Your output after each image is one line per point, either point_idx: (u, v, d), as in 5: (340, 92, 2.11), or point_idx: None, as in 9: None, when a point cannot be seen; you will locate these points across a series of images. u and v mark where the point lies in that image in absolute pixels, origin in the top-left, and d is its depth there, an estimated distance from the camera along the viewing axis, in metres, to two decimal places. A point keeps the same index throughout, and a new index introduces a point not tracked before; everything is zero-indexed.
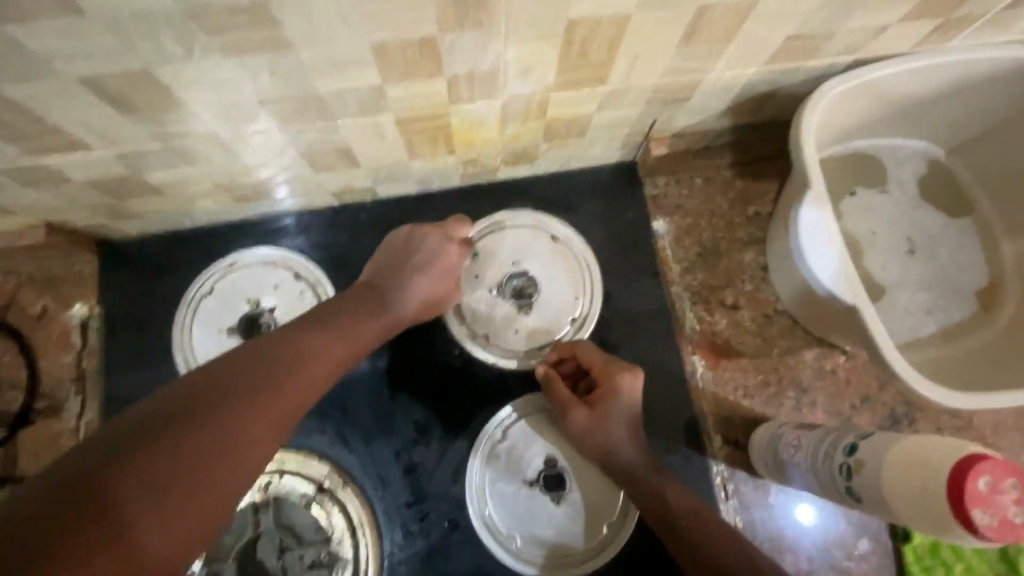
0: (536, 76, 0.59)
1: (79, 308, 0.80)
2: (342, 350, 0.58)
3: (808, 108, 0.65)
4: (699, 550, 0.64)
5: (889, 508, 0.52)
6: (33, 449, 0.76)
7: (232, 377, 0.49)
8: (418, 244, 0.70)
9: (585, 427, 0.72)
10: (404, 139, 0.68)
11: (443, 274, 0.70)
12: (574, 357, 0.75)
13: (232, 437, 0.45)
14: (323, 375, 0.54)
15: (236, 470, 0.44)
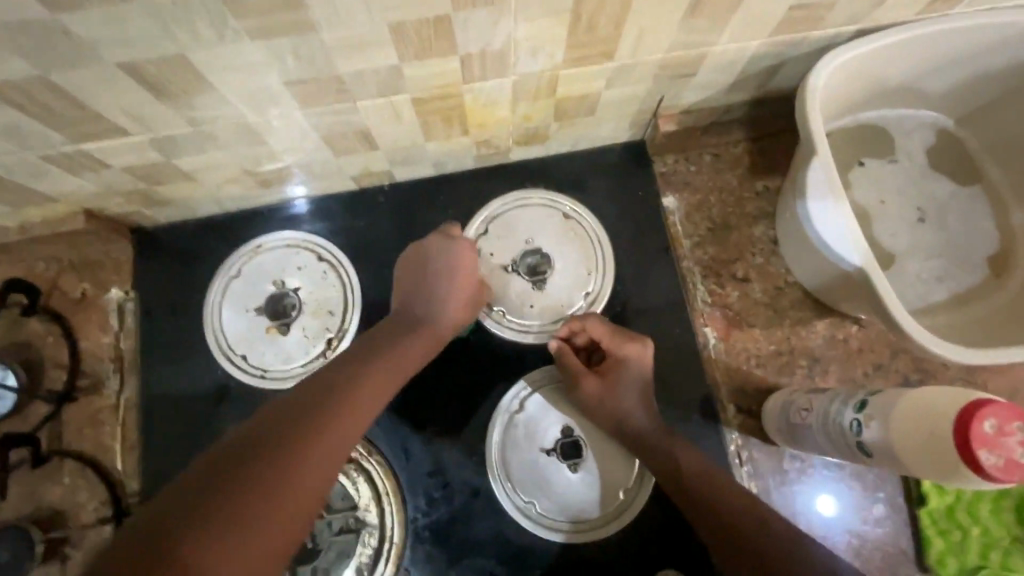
0: (546, 53, 0.62)
1: (116, 292, 0.84)
2: (387, 373, 0.60)
3: (813, 78, 0.67)
4: (717, 512, 0.66)
5: (899, 460, 0.53)
6: (76, 424, 0.80)
7: (293, 413, 0.51)
8: (442, 258, 0.72)
9: (597, 396, 0.74)
10: (420, 121, 0.71)
11: (464, 283, 0.72)
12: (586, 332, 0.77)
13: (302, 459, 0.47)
14: (370, 409, 0.56)
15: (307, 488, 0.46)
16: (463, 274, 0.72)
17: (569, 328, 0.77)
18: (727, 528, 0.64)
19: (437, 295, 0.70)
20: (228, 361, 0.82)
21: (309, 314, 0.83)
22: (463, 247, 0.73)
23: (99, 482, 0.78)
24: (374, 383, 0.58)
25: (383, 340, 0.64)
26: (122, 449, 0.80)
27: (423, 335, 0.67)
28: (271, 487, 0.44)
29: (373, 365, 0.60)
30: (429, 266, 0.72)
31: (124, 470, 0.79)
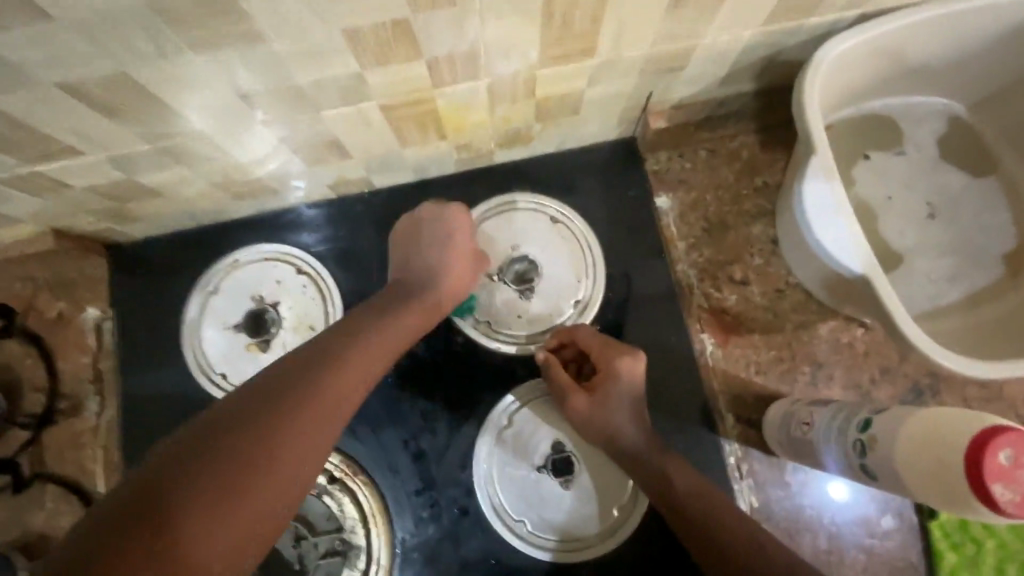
0: (520, 52, 0.57)
1: (93, 311, 0.82)
2: (373, 344, 0.57)
3: (811, 69, 0.62)
4: (714, 539, 0.62)
5: (903, 485, 0.50)
6: (58, 447, 0.79)
7: (274, 389, 0.50)
8: (440, 230, 0.72)
9: (586, 412, 0.71)
10: (392, 127, 0.67)
11: (461, 237, 0.72)
12: (574, 343, 0.74)
13: (274, 447, 0.46)
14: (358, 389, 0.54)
15: (281, 477, 0.46)
16: (459, 247, 0.71)
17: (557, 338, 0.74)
18: (725, 557, 0.60)
19: (438, 265, 0.69)
20: (208, 381, 0.79)
21: (289, 330, 0.80)
22: (460, 217, 0.73)
23: (82, 506, 0.77)
24: (354, 357, 0.55)
25: (370, 314, 0.61)
26: (104, 472, 0.78)
27: (418, 308, 0.64)
28: (242, 470, 0.44)
29: (358, 337, 0.57)
30: (431, 236, 0.72)
31: (107, 494, 0.77)
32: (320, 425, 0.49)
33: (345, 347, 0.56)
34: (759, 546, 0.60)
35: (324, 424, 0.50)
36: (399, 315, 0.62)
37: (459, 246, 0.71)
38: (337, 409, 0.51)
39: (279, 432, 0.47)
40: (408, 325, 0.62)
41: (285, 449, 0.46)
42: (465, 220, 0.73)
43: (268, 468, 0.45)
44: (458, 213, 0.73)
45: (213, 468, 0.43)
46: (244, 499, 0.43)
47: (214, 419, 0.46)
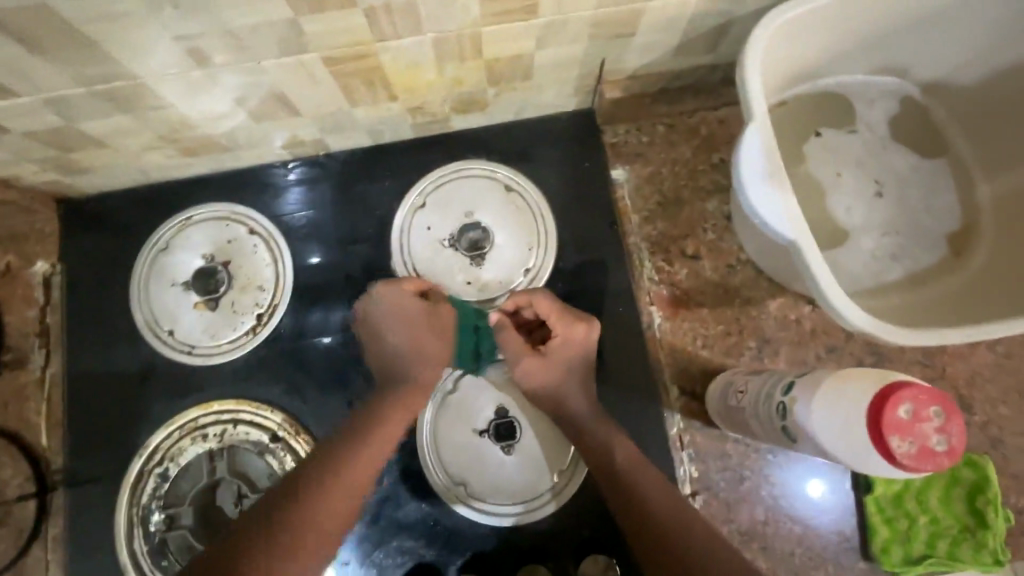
0: (459, 6, 0.57)
1: (42, 265, 0.82)
2: (388, 425, 0.65)
3: (759, 31, 0.61)
4: (645, 512, 0.62)
5: (817, 445, 0.50)
6: (0, 399, 0.78)
7: (309, 474, 0.60)
8: (394, 302, 0.68)
9: (538, 372, 0.69)
10: (338, 83, 0.66)
11: (416, 323, 0.68)
12: (531, 307, 0.71)
13: (306, 523, 0.57)
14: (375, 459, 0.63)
15: (314, 540, 0.56)
16: (416, 319, 0.68)
17: (513, 302, 0.70)
18: (654, 530, 0.61)
19: (403, 346, 0.67)
20: (153, 338, 0.79)
21: (239, 289, 0.80)
22: (403, 285, 0.69)
23: (23, 458, 0.77)
24: (380, 428, 0.64)
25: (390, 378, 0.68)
26: (47, 426, 0.78)
27: (405, 390, 0.66)
28: (282, 541, 0.55)
29: (384, 398, 0.66)
30: (388, 315, 0.68)
31: (48, 447, 0.77)
32: (345, 494, 0.59)
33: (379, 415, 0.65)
34: (688, 522, 0.61)
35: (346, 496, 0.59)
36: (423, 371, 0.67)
37: (428, 327, 0.68)
38: (367, 471, 0.62)
39: (309, 515, 0.57)
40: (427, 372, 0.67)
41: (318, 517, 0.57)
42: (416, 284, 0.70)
43: (300, 539, 0.56)
44: (408, 285, 0.69)
45: (263, 543, 0.54)
46: (288, 546, 0.55)
47: (272, 499, 0.59)
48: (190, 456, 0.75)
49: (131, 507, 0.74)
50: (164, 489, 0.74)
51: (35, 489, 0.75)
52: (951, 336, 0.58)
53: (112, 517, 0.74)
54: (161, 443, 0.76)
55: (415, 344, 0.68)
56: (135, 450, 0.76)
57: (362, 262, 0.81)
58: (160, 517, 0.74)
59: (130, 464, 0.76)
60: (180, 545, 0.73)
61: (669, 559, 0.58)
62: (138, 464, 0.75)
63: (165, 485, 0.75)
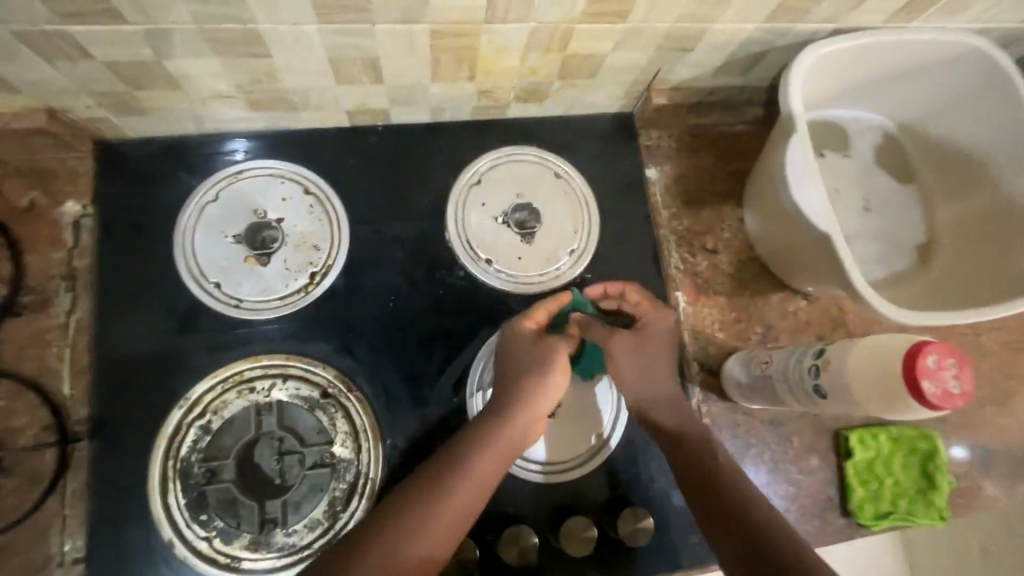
0: (568, 2, 0.64)
1: (72, 206, 0.77)
2: (499, 451, 0.63)
3: (796, 61, 0.74)
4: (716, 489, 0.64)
5: (850, 397, 0.61)
6: (17, 343, 0.73)
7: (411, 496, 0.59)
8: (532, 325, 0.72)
9: (628, 357, 0.74)
10: (432, 57, 0.71)
11: (543, 352, 0.70)
12: (620, 296, 0.77)
13: (405, 550, 0.55)
14: (481, 485, 0.61)
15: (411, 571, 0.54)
16: (542, 350, 0.70)
17: (604, 287, 0.77)
18: (728, 509, 0.62)
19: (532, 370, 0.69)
20: (198, 289, 0.77)
21: (292, 247, 0.80)
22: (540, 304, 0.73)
23: (40, 407, 0.71)
24: (488, 453, 0.62)
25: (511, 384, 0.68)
26: (70, 374, 0.73)
27: (524, 415, 0.66)
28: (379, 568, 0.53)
29: (501, 419, 0.65)
30: (522, 337, 0.71)
31: (71, 396, 0.73)
32: (445, 525, 0.57)
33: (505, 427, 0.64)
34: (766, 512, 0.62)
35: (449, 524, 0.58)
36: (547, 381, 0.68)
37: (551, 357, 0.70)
38: (473, 498, 0.60)
39: (407, 543, 0.55)
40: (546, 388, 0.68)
41: (415, 543, 0.55)
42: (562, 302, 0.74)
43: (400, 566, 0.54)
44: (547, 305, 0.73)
45: (357, 567, 0.53)
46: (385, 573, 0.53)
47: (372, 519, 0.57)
48: (236, 409, 0.74)
49: (167, 459, 0.72)
50: (205, 443, 0.73)
51: (54, 439, 0.71)
52: (938, 317, 0.71)
53: (144, 469, 0.72)
54: (203, 395, 0.74)
55: (539, 362, 0.69)
56: (173, 401, 0.74)
57: (415, 231, 0.84)
58: (200, 470, 0.72)
59: (167, 416, 0.73)
60: (221, 499, 0.71)
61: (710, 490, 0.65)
62: (178, 416, 0.73)
63: (206, 438, 0.73)
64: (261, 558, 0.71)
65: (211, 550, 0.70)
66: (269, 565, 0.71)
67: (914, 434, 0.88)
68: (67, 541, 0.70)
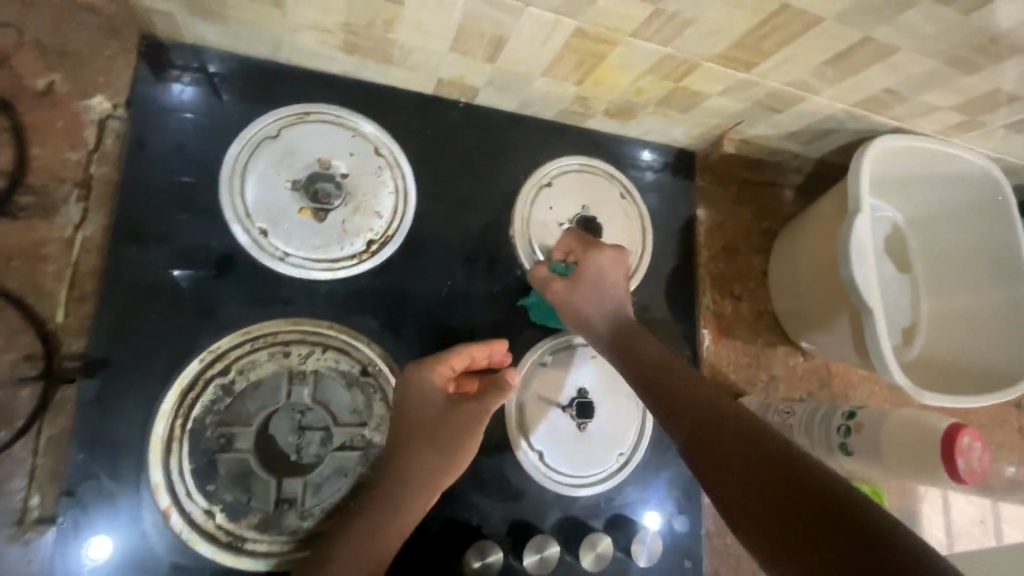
0: (715, 40, 0.65)
1: (100, 102, 0.65)
2: (446, 428, 0.67)
3: (866, 152, 0.82)
4: (769, 469, 0.51)
5: (879, 456, 0.74)
6: (4, 250, 0.60)
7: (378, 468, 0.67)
8: (422, 388, 0.68)
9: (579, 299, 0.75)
10: (559, 52, 0.69)
11: (456, 418, 0.68)
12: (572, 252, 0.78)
13: (369, 506, 0.64)
14: (426, 452, 0.66)
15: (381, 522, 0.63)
16: (448, 415, 0.68)
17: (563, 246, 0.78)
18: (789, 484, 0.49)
19: (445, 436, 0.67)
20: (241, 231, 0.69)
21: (352, 209, 0.74)
22: (446, 367, 0.69)
23: (23, 332, 0.59)
24: (425, 426, 0.67)
25: (402, 436, 0.66)
26: (67, 299, 0.62)
27: (440, 441, 0.67)
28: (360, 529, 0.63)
29: (422, 427, 0.67)
30: (411, 401, 0.67)
31: (64, 326, 0.61)
32: (400, 482, 0.65)
33: (392, 500, 0.64)
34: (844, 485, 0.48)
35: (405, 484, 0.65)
36: (440, 448, 0.67)
37: (448, 425, 0.68)
38: (426, 463, 0.66)
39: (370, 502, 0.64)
40: (434, 458, 0.66)
41: (378, 502, 0.64)
42: (475, 357, 0.71)
43: (373, 522, 0.63)
44: (446, 367, 0.69)
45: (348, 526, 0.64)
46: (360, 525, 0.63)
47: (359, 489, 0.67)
48: (264, 372, 0.67)
49: (176, 417, 0.63)
50: (224, 405, 0.65)
51: (37, 374, 0.59)
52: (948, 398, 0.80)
53: (148, 425, 0.62)
54: (230, 351, 0.66)
55: (428, 427, 0.67)
56: (192, 353, 0.65)
57: (479, 220, 0.81)
58: (213, 435, 0.64)
59: (184, 367, 0.65)
60: (234, 471, 0.64)
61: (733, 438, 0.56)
62: (196, 368, 0.65)
63: (227, 400, 0.65)
64: (268, 540, 0.64)
65: (212, 526, 0.63)
66: (276, 549, 0.64)
67: None
68: (32, 497, 0.58)
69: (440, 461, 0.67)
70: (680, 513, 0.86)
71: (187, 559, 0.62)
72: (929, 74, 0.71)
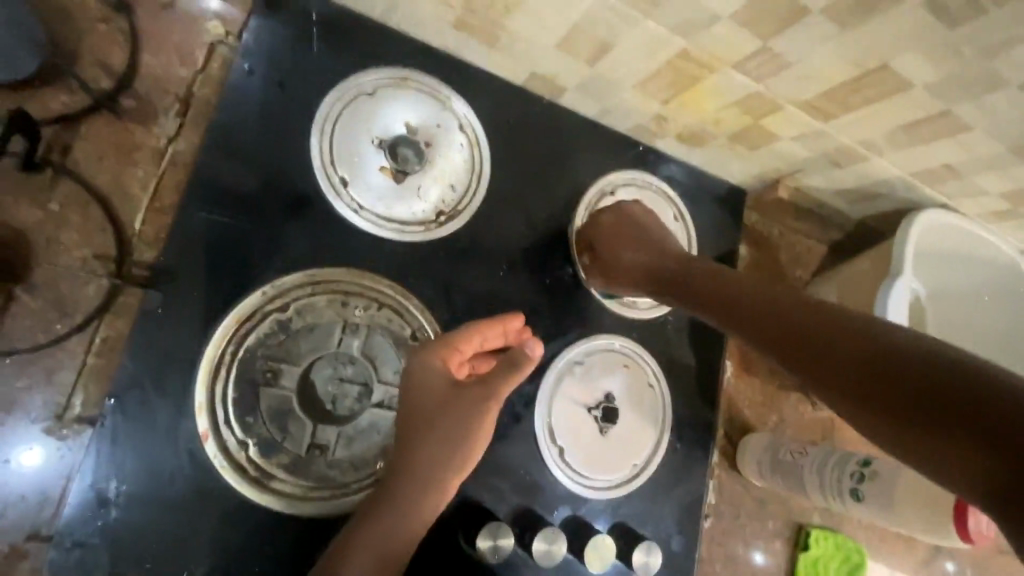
0: (806, 85, 0.70)
1: (216, 28, 0.67)
2: (447, 421, 0.64)
3: (912, 220, 0.87)
4: (846, 353, 0.55)
5: (891, 501, 0.78)
6: (99, 147, 0.61)
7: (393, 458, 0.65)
8: (425, 375, 0.64)
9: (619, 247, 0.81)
10: (659, 67, 0.73)
11: (460, 410, 0.64)
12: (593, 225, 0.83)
13: (382, 498, 0.62)
14: (437, 446, 0.64)
15: (394, 519, 0.61)
16: (452, 403, 0.64)
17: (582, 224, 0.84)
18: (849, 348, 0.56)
19: (452, 430, 0.64)
20: (323, 176, 0.70)
21: (429, 177, 0.76)
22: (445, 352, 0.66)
23: (103, 230, 0.60)
24: (433, 420, 0.64)
25: (410, 427, 0.64)
26: (148, 207, 0.62)
27: (443, 434, 0.64)
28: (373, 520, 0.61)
29: (430, 420, 0.64)
30: (416, 388, 0.64)
31: (139, 232, 0.62)
32: (407, 477, 0.63)
33: (402, 493, 0.62)
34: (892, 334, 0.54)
35: (414, 480, 0.63)
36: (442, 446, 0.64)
37: (450, 416, 0.64)
38: (435, 456, 0.63)
39: (385, 492, 0.63)
40: (442, 452, 0.64)
41: (388, 494, 0.62)
42: (489, 336, 0.68)
43: (384, 515, 0.61)
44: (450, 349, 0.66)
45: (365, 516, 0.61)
46: (375, 515, 0.61)
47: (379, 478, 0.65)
48: (321, 316, 0.68)
49: (230, 342, 0.63)
50: (277, 340, 0.65)
51: (107, 273, 0.60)
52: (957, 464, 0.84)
53: (200, 345, 0.63)
54: (291, 290, 0.67)
55: (426, 421, 0.64)
56: (255, 283, 0.66)
57: (541, 213, 0.84)
58: (261, 367, 0.64)
59: (244, 296, 0.65)
60: (274, 408, 0.64)
61: (788, 323, 0.63)
62: (256, 299, 0.65)
63: (280, 337, 0.65)
64: (293, 482, 0.64)
65: (244, 458, 0.62)
66: (300, 493, 0.64)
67: (853, 546, 0.97)
68: (76, 395, 0.58)
69: (447, 456, 0.64)
70: (678, 533, 0.87)
71: (211, 488, 0.62)
72: (988, 158, 0.76)
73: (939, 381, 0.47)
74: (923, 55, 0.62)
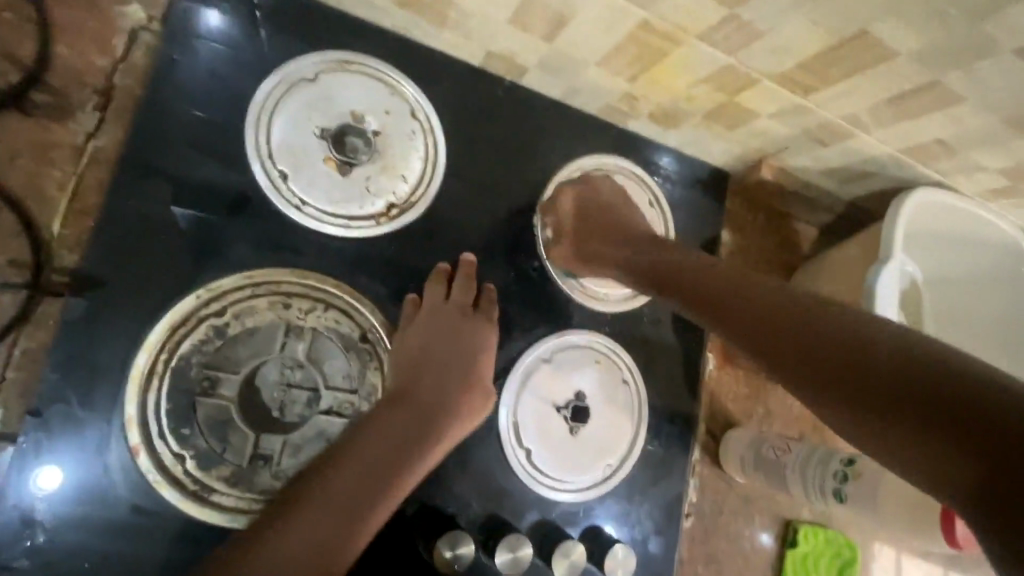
0: (779, 56, 0.64)
1: (136, 12, 0.62)
2: (427, 404, 0.65)
3: (902, 200, 0.81)
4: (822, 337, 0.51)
5: (876, 500, 0.74)
6: (10, 146, 0.57)
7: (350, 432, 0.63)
8: (415, 359, 0.67)
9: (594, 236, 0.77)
10: (620, 41, 0.67)
11: (446, 397, 0.67)
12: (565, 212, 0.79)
13: (330, 468, 0.59)
14: (409, 426, 0.64)
15: (345, 489, 0.58)
16: (439, 389, 0.67)
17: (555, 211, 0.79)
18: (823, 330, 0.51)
19: (431, 412, 0.65)
20: (261, 171, 0.66)
21: (378, 168, 0.71)
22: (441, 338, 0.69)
23: (18, 236, 0.56)
24: (409, 397, 0.65)
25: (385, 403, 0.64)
26: (68, 209, 0.58)
27: (422, 415, 0.65)
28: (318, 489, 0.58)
29: (407, 402, 0.65)
30: (403, 369, 0.66)
31: (59, 237, 0.58)
32: (365, 448, 0.61)
33: (361, 469, 0.60)
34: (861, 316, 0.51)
35: (373, 454, 0.61)
36: (418, 441, 0.64)
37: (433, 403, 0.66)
38: (403, 436, 0.63)
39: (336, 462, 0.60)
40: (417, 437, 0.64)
41: (341, 463, 0.59)
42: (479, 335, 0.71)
43: (332, 485, 0.58)
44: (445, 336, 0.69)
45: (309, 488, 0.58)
46: (322, 487, 0.58)
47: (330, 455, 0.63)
48: (261, 320, 0.64)
49: (162, 350, 0.60)
50: (213, 347, 0.61)
51: (24, 281, 0.56)
52: None
53: (130, 355, 0.59)
54: (229, 293, 0.63)
55: (403, 401, 0.64)
56: (189, 286, 0.62)
57: (504, 203, 0.79)
58: (197, 375, 0.60)
59: (177, 301, 0.61)
60: (213, 418, 0.60)
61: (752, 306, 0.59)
62: (190, 304, 0.61)
63: (217, 343, 0.62)
64: (236, 495, 0.61)
65: (181, 472, 0.59)
66: (243, 506, 0.61)
67: (843, 541, 0.93)
68: None
69: (420, 439, 0.64)
70: (656, 533, 0.84)
71: (147, 504, 0.58)
72: (983, 131, 0.70)
73: (921, 367, 0.44)
74: (905, 19, 0.56)
